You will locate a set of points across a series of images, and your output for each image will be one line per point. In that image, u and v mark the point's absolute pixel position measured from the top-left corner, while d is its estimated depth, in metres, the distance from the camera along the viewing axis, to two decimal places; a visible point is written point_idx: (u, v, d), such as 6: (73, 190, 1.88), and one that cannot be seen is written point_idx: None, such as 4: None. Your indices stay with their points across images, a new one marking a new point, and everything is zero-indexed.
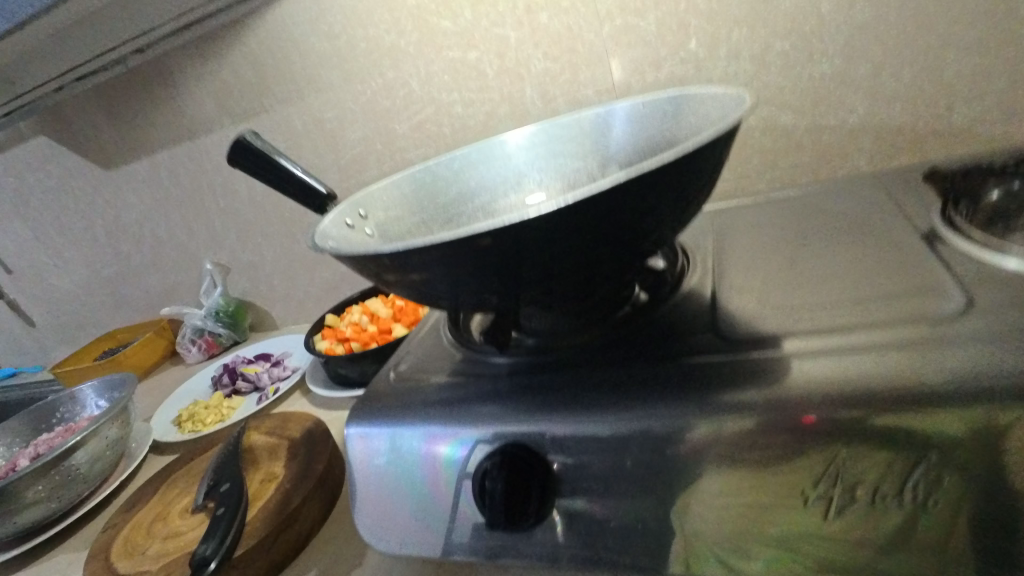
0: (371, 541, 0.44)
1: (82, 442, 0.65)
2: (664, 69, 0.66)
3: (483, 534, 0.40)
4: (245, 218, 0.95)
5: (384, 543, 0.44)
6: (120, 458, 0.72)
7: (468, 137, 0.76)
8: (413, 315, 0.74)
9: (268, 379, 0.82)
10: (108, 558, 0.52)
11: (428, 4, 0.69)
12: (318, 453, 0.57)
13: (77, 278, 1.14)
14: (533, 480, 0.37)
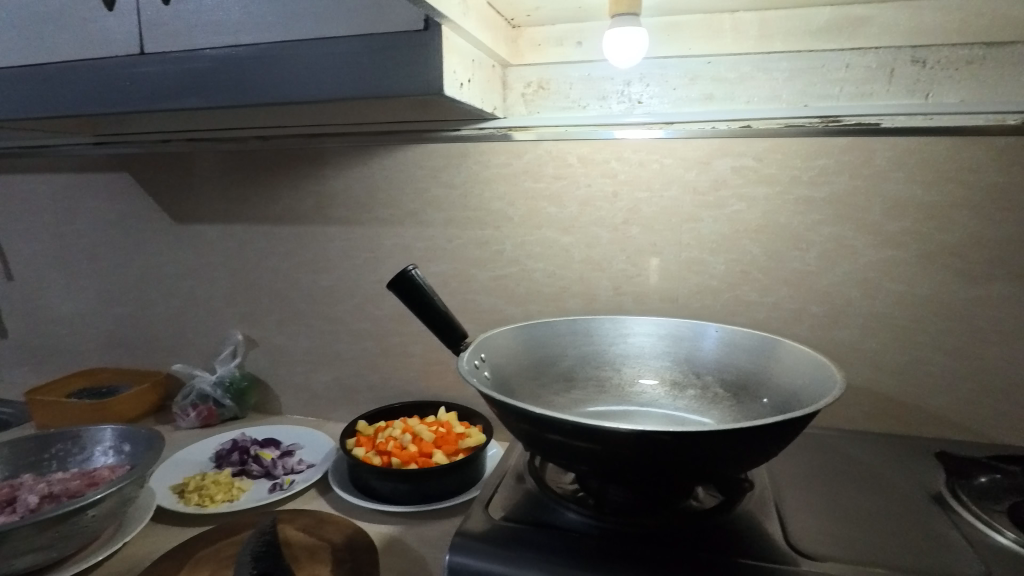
0: None
1: (95, 503, 0.62)
2: (721, 299, 0.80)
3: None
4: (290, 304, 0.99)
5: None
6: (113, 524, 0.68)
7: (539, 300, 0.87)
8: (453, 446, 0.78)
9: (282, 470, 0.82)
10: None
11: (543, 191, 0.83)
12: (366, 567, 0.58)
13: (83, 307, 1.12)
14: None
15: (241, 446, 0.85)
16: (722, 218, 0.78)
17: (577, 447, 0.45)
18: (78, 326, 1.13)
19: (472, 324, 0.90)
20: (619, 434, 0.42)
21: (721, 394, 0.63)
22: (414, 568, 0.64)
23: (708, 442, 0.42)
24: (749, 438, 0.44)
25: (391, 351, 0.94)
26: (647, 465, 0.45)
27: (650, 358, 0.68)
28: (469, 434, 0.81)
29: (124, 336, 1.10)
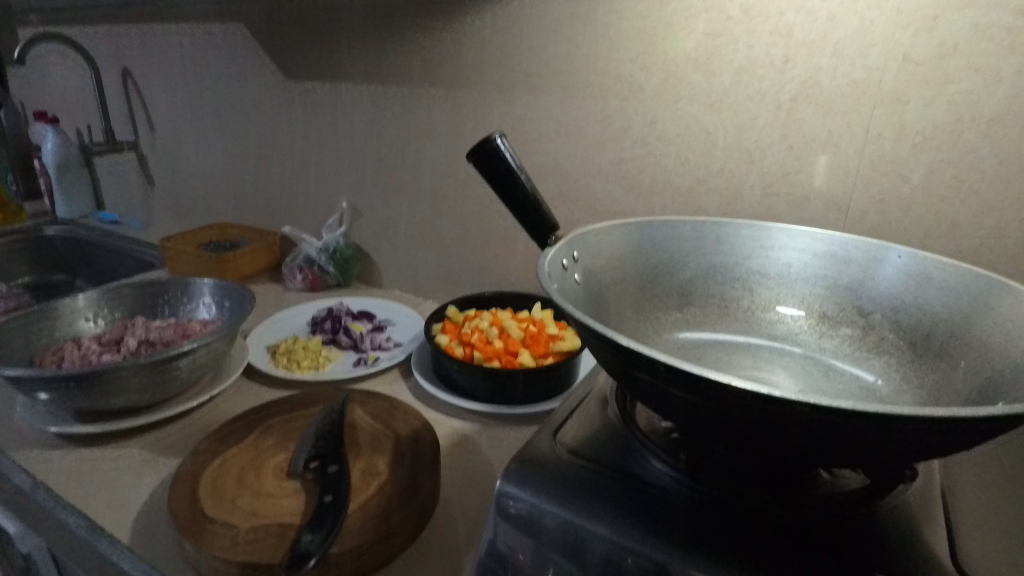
0: None
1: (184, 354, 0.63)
2: (914, 214, 0.60)
3: None
4: (393, 174, 0.92)
5: None
6: (208, 373, 0.71)
7: (665, 194, 0.72)
8: (543, 348, 0.70)
9: (369, 345, 0.80)
10: (193, 494, 0.50)
11: (688, 54, 0.65)
12: (425, 468, 0.53)
13: (213, 163, 1.15)
14: None
15: (335, 315, 0.84)
16: (940, 101, 0.56)
17: (672, 394, 0.34)
18: (208, 180, 1.17)
19: (582, 215, 0.78)
20: (731, 390, 0.30)
21: (888, 340, 0.49)
22: (481, 475, 0.58)
23: (867, 425, 0.29)
24: (933, 433, 0.29)
25: (492, 236, 0.85)
26: (763, 435, 0.33)
27: (794, 280, 0.54)
28: (563, 337, 0.72)
29: (247, 195, 1.13)
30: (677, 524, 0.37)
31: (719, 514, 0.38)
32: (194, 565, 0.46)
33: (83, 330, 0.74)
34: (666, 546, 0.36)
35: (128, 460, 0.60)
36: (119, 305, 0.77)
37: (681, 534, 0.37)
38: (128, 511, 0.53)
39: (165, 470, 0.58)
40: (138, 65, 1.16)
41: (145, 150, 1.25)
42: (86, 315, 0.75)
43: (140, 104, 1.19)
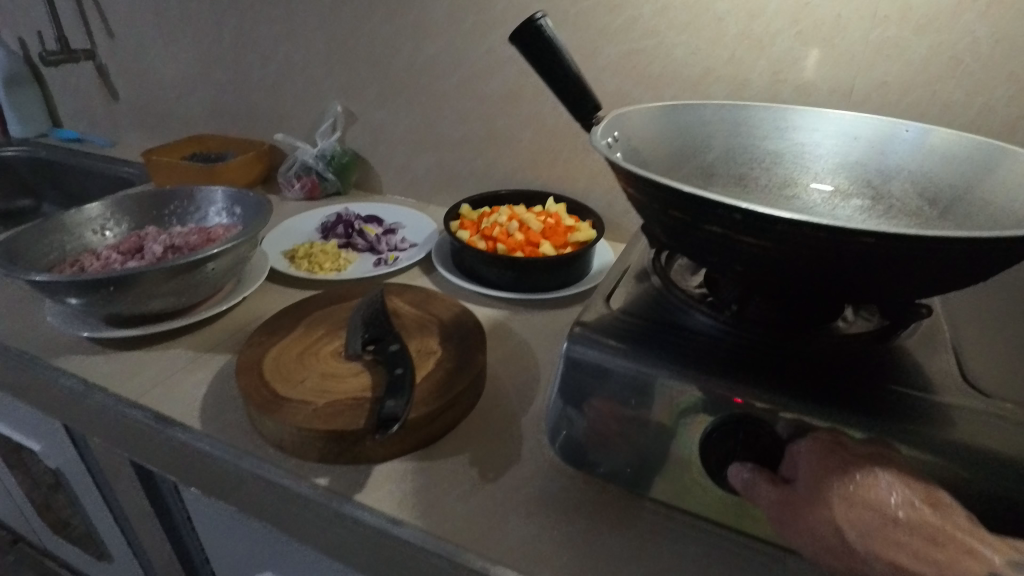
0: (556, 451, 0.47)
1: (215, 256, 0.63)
2: (912, 95, 0.64)
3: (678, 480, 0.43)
4: (389, 75, 0.90)
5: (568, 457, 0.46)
6: (231, 280, 0.71)
7: (675, 84, 0.74)
8: (562, 239, 0.74)
9: (386, 247, 0.81)
10: (260, 378, 0.52)
11: None
12: (475, 345, 0.57)
13: (184, 70, 1.08)
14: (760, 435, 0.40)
15: (346, 219, 0.85)
16: None
17: (741, 243, 0.38)
18: (179, 89, 1.10)
19: (590, 108, 0.79)
20: (807, 229, 0.34)
21: (897, 207, 0.53)
22: (521, 353, 0.63)
23: (923, 252, 0.33)
24: (975, 258, 0.34)
25: (498, 135, 0.86)
26: (824, 273, 0.37)
27: (807, 160, 0.58)
28: (579, 228, 0.76)
29: (225, 104, 1.07)
30: (731, 364, 0.43)
31: (765, 354, 0.44)
32: (275, 439, 0.50)
33: (92, 242, 0.72)
34: (725, 381, 0.41)
35: (174, 362, 0.61)
36: (125, 217, 0.75)
37: (737, 371, 0.42)
38: (193, 404, 0.55)
39: (216, 366, 0.60)
40: None
41: (102, 59, 1.16)
42: (93, 228, 0.72)
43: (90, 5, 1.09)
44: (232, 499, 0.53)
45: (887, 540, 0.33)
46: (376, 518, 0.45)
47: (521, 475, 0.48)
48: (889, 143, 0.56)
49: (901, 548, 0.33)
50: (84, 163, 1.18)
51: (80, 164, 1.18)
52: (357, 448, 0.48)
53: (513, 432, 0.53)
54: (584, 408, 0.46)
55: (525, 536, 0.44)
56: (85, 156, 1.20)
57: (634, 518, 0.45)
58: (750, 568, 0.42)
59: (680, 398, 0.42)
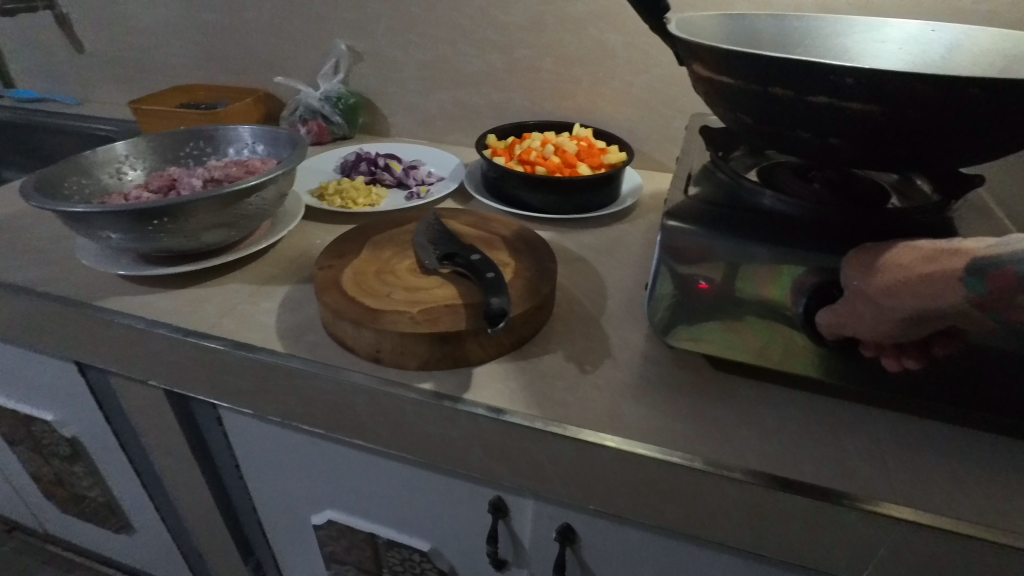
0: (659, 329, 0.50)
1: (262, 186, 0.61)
2: (925, 4, 0.69)
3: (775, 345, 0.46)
4: (398, 10, 0.88)
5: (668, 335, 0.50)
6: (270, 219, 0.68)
7: (699, 5, 0.76)
8: (596, 160, 0.75)
9: (414, 181, 0.80)
10: (345, 294, 0.52)
11: None
12: (545, 254, 0.58)
13: (164, 16, 1.02)
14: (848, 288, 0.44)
15: (367, 156, 0.83)
16: None
17: (843, 111, 0.40)
18: (159, 38, 1.04)
19: (612, 32, 0.80)
20: (919, 86, 0.37)
21: None
22: (579, 265, 0.65)
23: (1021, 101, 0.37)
24: None
25: (516, 67, 0.86)
26: (920, 135, 0.40)
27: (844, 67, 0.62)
28: (611, 150, 0.77)
29: (213, 51, 1.02)
30: (819, 236, 0.46)
31: (844, 227, 0.47)
32: (371, 350, 0.50)
33: (112, 186, 0.68)
34: (819, 250, 0.45)
35: (234, 295, 0.60)
36: (142, 160, 0.71)
37: (825, 241, 0.45)
38: (271, 330, 0.55)
39: (281, 296, 0.59)
40: None
41: (66, 9, 1.08)
42: (111, 170, 0.68)
43: None
44: (324, 418, 0.53)
45: (901, 288, 0.38)
46: (490, 411, 0.46)
47: (615, 365, 0.51)
48: (921, 45, 0.60)
49: (907, 279, 0.38)
50: (54, 123, 1.10)
51: (50, 124, 1.10)
52: (458, 350, 0.49)
53: (595, 331, 0.55)
54: (679, 292, 0.48)
55: (636, 413, 0.47)
56: (54, 116, 1.12)
57: (730, 390, 0.49)
58: (843, 420, 0.46)
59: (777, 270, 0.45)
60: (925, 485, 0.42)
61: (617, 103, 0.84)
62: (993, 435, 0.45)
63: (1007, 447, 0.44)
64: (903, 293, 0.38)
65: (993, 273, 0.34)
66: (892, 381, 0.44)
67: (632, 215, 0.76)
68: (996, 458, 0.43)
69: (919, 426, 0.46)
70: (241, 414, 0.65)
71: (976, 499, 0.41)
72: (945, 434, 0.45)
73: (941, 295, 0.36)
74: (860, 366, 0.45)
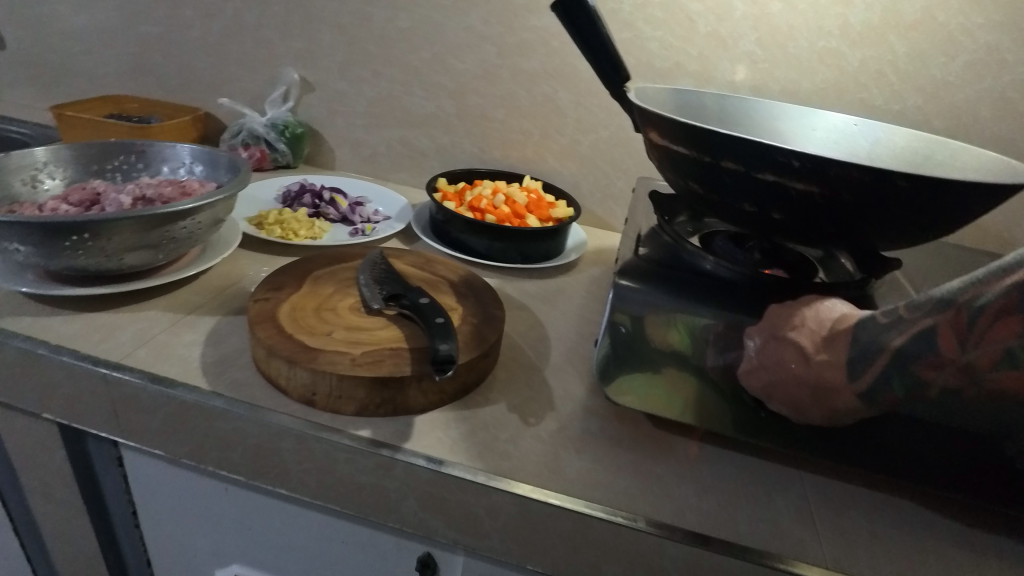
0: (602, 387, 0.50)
1: (198, 209, 0.57)
2: (845, 98, 0.76)
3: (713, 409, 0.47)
4: (356, 45, 0.88)
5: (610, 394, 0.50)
6: (200, 245, 0.64)
7: (647, 75, 0.80)
8: (544, 213, 0.77)
9: (359, 218, 0.78)
10: (281, 330, 0.49)
11: None
12: (492, 301, 0.58)
13: (101, 22, 0.97)
14: None
15: (310, 188, 0.81)
16: (876, 6, 0.71)
17: (787, 189, 0.43)
18: (92, 43, 0.99)
19: (565, 91, 0.83)
20: (855, 172, 0.40)
21: None
22: (523, 314, 0.65)
23: (941, 196, 0.41)
24: (972, 204, 0.42)
25: (469, 113, 0.88)
26: (853, 218, 0.43)
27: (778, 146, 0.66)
28: (558, 204, 0.79)
29: (151, 64, 0.98)
30: (758, 304, 0.48)
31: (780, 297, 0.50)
32: (305, 392, 0.47)
33: (22, 195, 0.62)
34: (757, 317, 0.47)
35: (154, 322, 0.55)
36: (61, 169, 0.66)
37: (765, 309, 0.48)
38: (194, 364, 0.51)
39: (207, 328, 0.55)
40: None
41: None
42: (23, 178, 0.63)
43: None
44: (244, 464, 0.49)
45: (829, 409, 0.43)
46: (430, 462, 0.44)
47: (558, 417, 0.50)
48: (844, 136, 0.66)
49: (826, 403, 0.43)
50: None
51: None
52: (399, 396, 0.47)
53: (539, 381, 0.54)
54: (625, 348, 0.48)
55: (578, 470, 0.46)
56: None
57: (669, 448, 0.49)
58: (775, 483, 0.48)
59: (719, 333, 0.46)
60: (852, 549, 0.43)
61: (565, 158, 0.87)
62: (905, 500, 0.48)
63: (918, 513, 0.47)
64: (831, 414, 0.44)
65: (882, 395, 0.41)
66: (821, 446, 0.46)
67: (574, 268, 0.77)
68: (909, 523, 0.46)
69: (841, 490, 0.48)
70: (149, 456, 0.59)
71: (896, 564, 0.43)
72: (865, 498, 0.48)
73: (859, 411, 0.43)
74: (792, 431, 0.46)
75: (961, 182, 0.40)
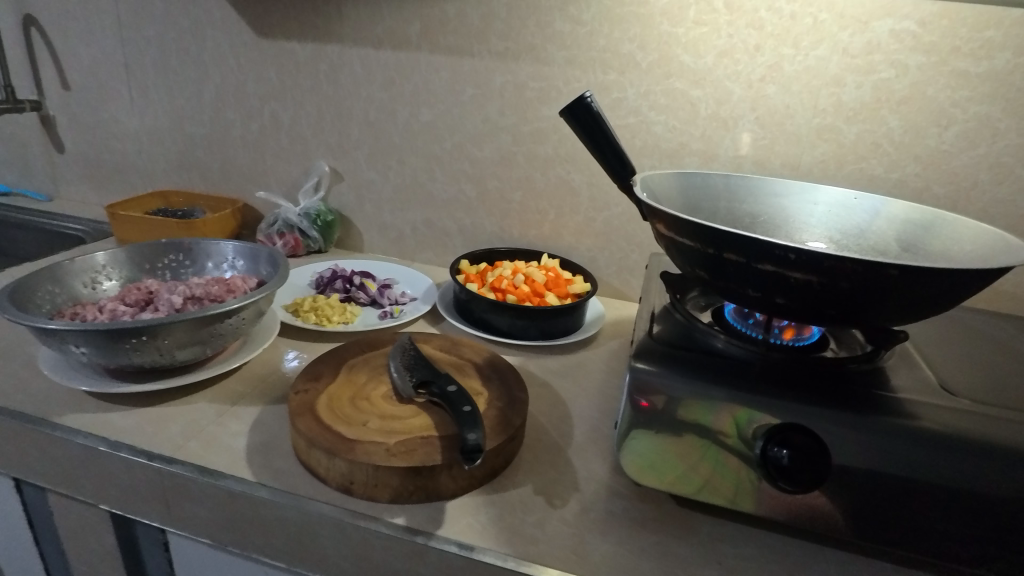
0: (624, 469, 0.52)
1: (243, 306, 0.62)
2: (846, 169, 0.79)
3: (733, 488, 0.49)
4: (382, 138, 0.95)
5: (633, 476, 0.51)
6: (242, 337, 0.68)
7: (654, 156, 0.85)
8: (563, 290, 0.80)
9: (387, 300, 0.83)
10: (320, 422, 0.52)
11: (680, 38, 0.78)
12: (515, 382, 0.61)
13: (152, 125, 1.06)
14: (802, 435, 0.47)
15: (341, 274, 0.86)
16: (867, 85, 0.75)
17: (786, 279, 0.46)
18: (143, 144, 1.08)
19: (577, 173, 0.88)
20: (847, 264, 0.43)
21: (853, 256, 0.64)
22: (546, 392, 0.67)
23: (932, 283, 0.43)
24: (964, 286, 0.45)
25: (488, 195, 0.93)
26: (851, 303, 0.46)
27: (780, 222, 0.69)
28: (575, 280, 0.83)
29: (195, 160, 1.06)
30: (768, 382, 0.50)
31: (791, 374, 0.52)
32: (343, 481, 0.50)
33: (83, 296, 0.68)
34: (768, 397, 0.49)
35: (201, 413, 0.59)
36: (118, 269, 0.72)
37: (776, 389, 0.50)
38: (239, 454, 0.54)
39: (249, 417, 0.59)
40: (51, 15, 1.04)
41: (50, 110, 1.12)
42: (85, 280, 0.69)
43: (50, 57, 1.07)
44: (284, 551, 0.52)
45: None
46: (461, 548, 0.47)
47: (581, 499, 0.52)
48: (844, 208, 0.68)
49: None
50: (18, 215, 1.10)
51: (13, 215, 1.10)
52: (431, 483, 0.49)
53: (562, 461, 0.57)
54: (645, 431, 0.50)
55: (602, 552, 0.48)
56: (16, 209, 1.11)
57: (691, 528, 0.51)
58: (797, 562, 0.48)
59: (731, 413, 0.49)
60: None
61: (581, 235, 0.91)
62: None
63: None
64: None
65: None
66: (840, 523, 0.47)
67: (594, 342, 0.80)
68: None
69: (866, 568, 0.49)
70: (193, 541, 0.62)
71: None
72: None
73: None
74: (810, 509, 0.47)
75: (948, 271, 0.42)
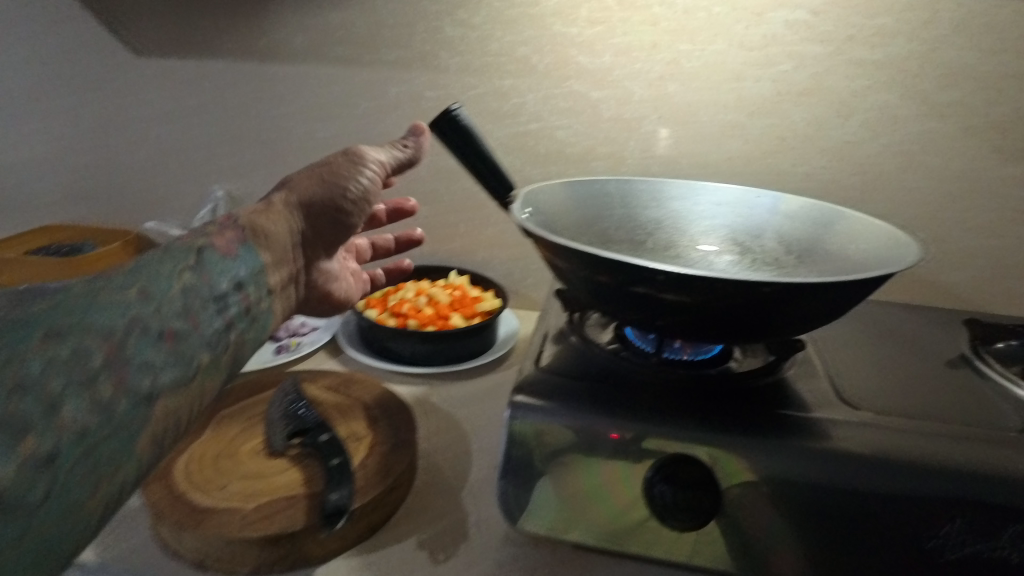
0: (514, 516, 0.47)
1: None
2: (754, 165, 0.77)
3: (628, 530, 0.45)
4: (278, 157, 0.89)
5: (523, 521, 0.47)
6: None
7: (560, 162, 0.81)
8: (470, 308, 0.76)
9: (285, 332, 0.78)
10: (174, 492, 0.47)
11: (575, 38, 0.75)
12: (404, 422, 0.57)
13: (30, 155, 0.98)
14: (692, 466, 0.44)
15: None
16: (767, 78, 0.73)
17: (661, 301, 0.42)
18: (23, 175, 1.00)
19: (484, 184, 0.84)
20: (716, 284, 0.39)
21: (759, 259, 0.62)
22: (446, 424, 0.63)
23: (810, 297, 0.40)
24: (846, 297, 0.42)
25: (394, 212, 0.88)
26: (731, 323, 0.43)
27: (684, 227, 0.66)
28: (485, 297, 0.78)
29: (81, 190, 0.99)
30: (659, 409, 0.47)
31: (685, 397, 0.49)
32: (198, 557, 0.45)
33: None
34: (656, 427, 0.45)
35: None
36: None
37: (665, 416, 0.46)
38: None
39: None
40: None
41: None
42: None
43: None
44: None
45: None
46: None
47: (469, 548, 0.48)
48: (748, 208, 0.65)
49: None
50: None
51: None
52: (296, 551, 0.45)
53: (453, 506, 0.52)
54: (530, 472, 0.46)
55: None
56: None
57: (586, 571, 0.47)
58: None
59: (618, 446, 0.45)
60: None
61: (493, 248, 0.87)
62: None
63: None
64: None
65: None
66: (742, 558, 0.44)
67: (507, 361, 0.76)
68: None
69: None
70: None
71: None
72: None
73: None
74: (710, 547, 0.44)
75: (823, 285, 0.39)
